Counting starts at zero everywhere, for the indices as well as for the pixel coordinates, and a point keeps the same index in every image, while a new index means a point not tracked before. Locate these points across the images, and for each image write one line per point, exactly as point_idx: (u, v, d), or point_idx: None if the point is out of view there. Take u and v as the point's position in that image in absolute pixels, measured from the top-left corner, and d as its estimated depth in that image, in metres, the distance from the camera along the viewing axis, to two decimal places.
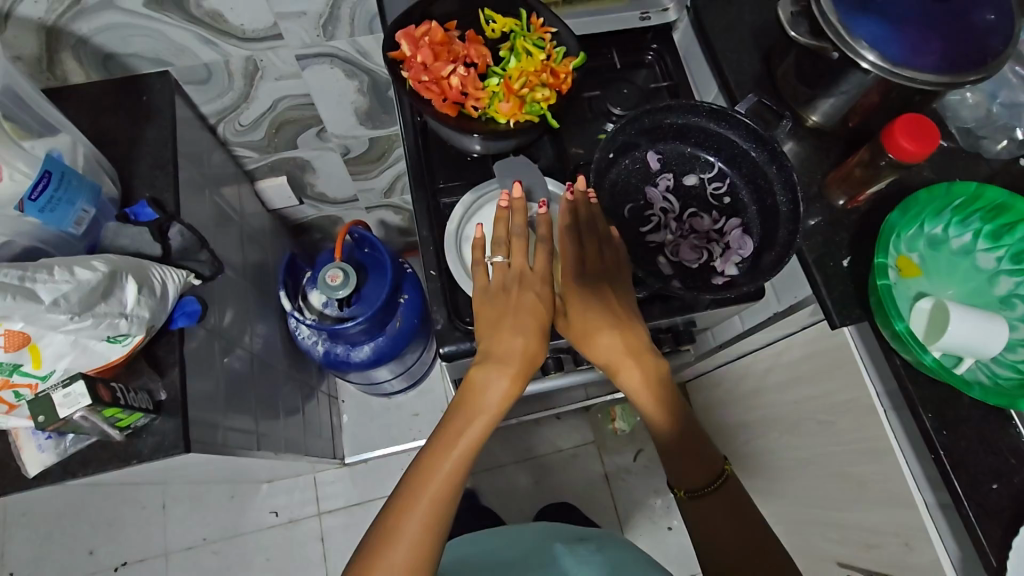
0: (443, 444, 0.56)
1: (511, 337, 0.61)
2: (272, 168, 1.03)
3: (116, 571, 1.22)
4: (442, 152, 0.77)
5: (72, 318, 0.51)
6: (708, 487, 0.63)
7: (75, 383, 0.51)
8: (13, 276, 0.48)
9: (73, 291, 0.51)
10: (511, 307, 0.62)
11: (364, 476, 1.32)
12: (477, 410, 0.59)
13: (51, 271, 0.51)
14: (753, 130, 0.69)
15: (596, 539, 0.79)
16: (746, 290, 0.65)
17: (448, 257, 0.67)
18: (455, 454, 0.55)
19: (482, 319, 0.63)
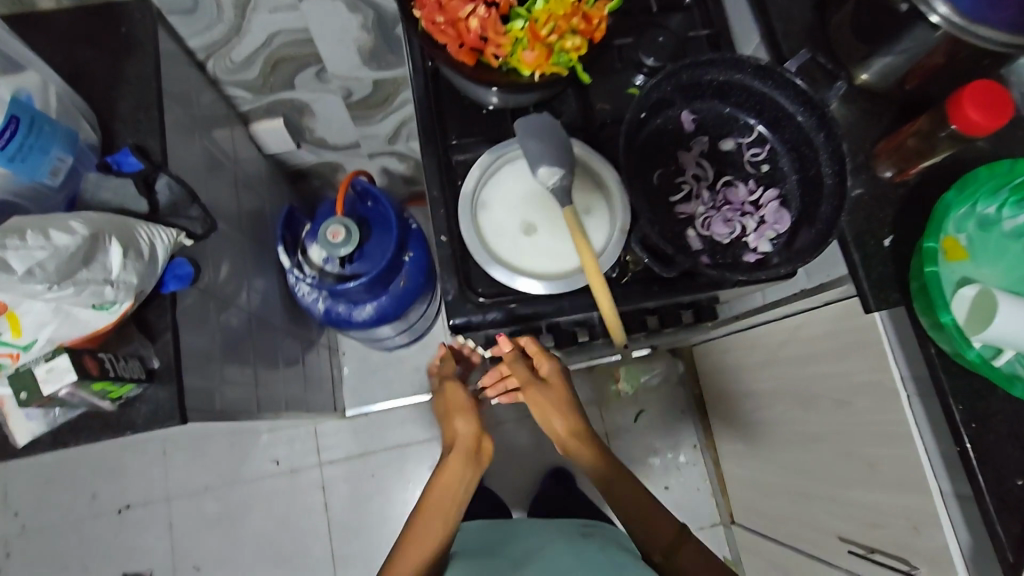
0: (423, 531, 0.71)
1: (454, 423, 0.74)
2: (268, 110, 0.95)
3: (121, 513, 1.25)
4: (455, 103, 0.70)
5: (51, 287, 0.46)
6: (677, 543, 0.70)
7: (58, 358, 0.48)
8: None
9: (49, 259, 0.46)
10: (460, 416, 0.74)
11: (364, 428, 1.32)
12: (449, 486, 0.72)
13: (22, 236, 0.45)
14: (802, 92, 0.62)
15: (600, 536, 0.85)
16: (781, 270, 0.60)
17: (461, 220, 0.58)
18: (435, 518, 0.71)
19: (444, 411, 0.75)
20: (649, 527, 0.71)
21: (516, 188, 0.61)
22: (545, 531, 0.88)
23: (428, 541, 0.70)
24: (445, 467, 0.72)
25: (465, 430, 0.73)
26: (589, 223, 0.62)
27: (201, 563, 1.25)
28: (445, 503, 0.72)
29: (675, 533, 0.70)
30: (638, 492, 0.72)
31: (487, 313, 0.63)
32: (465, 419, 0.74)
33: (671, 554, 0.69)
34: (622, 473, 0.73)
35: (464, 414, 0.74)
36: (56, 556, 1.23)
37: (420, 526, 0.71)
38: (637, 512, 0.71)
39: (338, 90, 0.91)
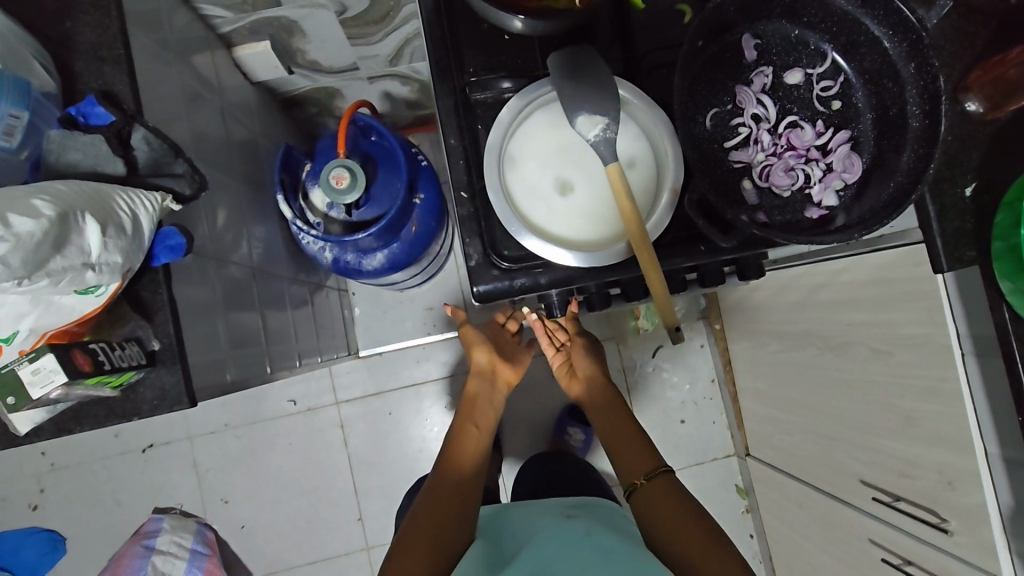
0: (450, 456, 0.77)
1: (479, 353, 0.84)
2: (252, 31, 0.83)
3: (144, 452, 1.27)
4: (471, 27, 0.59)
5: (21, 283, 0.40)
6: (659, 469, 0.72)
7: (44, 358, 0.45)
8: None
9: (13, 254, 0.38)
10: (480, 350, 0.85)
11: (379, 368, 1.31)
12: (473, 415, 0.81)
13: None
14: (895, 12, 0.51)
15: (597, 521, 0.74)
16: (850, 232, 0.53)
17: (486, 179, 0.50)
18: (461, 453, 0.78)
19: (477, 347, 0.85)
20: (630, 455, 0.75)
21: (550, 138, 0.52)
22: (541, 516, 0.79)
23: (457, 468, 0.76)
24: (471, 396, 0.83)
25: (484, 363, 0.84)
26: (632, 178, 0.54)
27: (228, 497, 1.29)
28: (472, 432, 0.80)
29: (656, 463, 0.72)
30: (628, 427, 0.77)
31: (514, 279, 0.57)
32: (485, 353, 0.85)
33: (650, 478, 0.71)
34: (620, 408, 0.80)
35: (484, 349, 0.85)
36: (87, 491, 1.27)
37: (449, 460, 0.77)
38: (624, 441, 0.76)
39: (331, 5, 0.79)
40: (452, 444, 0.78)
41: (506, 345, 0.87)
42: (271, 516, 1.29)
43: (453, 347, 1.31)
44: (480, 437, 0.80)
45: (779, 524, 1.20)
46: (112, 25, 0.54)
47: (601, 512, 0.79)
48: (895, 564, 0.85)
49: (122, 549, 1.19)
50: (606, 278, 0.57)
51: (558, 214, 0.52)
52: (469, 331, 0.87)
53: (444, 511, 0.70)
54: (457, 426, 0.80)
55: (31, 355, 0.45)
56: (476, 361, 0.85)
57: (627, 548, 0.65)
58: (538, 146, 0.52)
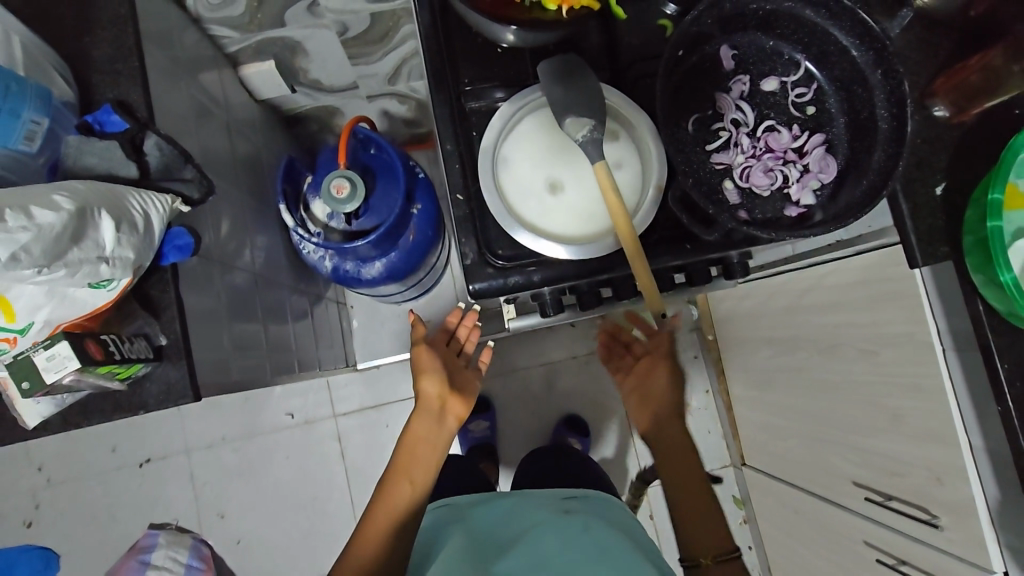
0: (380, 510, 0.67)
1: (427, 382, 0.72)
2: (257, 51, 0.87)
3: (142, 467, 1.28)
4: (467, 39, 0.62)
5: (40, 271, 0.42)
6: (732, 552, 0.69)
7: (59, 345, 0.46)
8: None
9: (34, 241, 0.40)
10: (429, 379, 0.73)
11: (377, 380, 1.32)
12: (410, 461, 0.70)
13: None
14: (861, 21, 0.54)
15: (593, 518, 0.74)
16: (826, 227, 0.56)
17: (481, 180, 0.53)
18: (391, 507, 0.67)
19: (424, 374, 0.73)
20: (699, 530, 0.70)
21: (543, 139, 0.55)
22: (530, 504, 0.80)
23: (383, 528, 0.65)
24: (412, 433, 0.71)
25: (431, 393, 0.72)
26: (620, 178, 0.57)
27: (225, 511, 1.28)
28: (408, 473, 0.69)
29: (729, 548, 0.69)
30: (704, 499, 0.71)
31: (508, 277, 0.60)
32: (434, 383, 0.72)
33: (719, 563, 0.68)
34: (688, 456, 0.73)
35: (432, 377, 0.73)
36: (83, 506, 1.26)
37: (378, 517, 0.66)
38: (694, 509, 0.71)
39: (332, 26, 0.83)
40: (386, 485, 0.69)
41: (455, 371, 0.75)
42: (268, 530, 1.29)
43: None
44: (416, 490, 0.69)
45: (777, 533, 1.20)
46: (128, 40, 0.57)
47: (596, 508, 0.79)
48: (890, 565, 0.86)
49: (117, 565, 1.18)
50: (596, 276, 0.59)
51: (549, 214, 0.54)
52: (423, 353, 0.75)
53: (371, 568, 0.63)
54: (395, 464, 0.70)
55: (45, 342, 0.47)
56: (423, 392, 0.73)
57: (624, 553, 0.65)
58: (530, 150, 0.55)
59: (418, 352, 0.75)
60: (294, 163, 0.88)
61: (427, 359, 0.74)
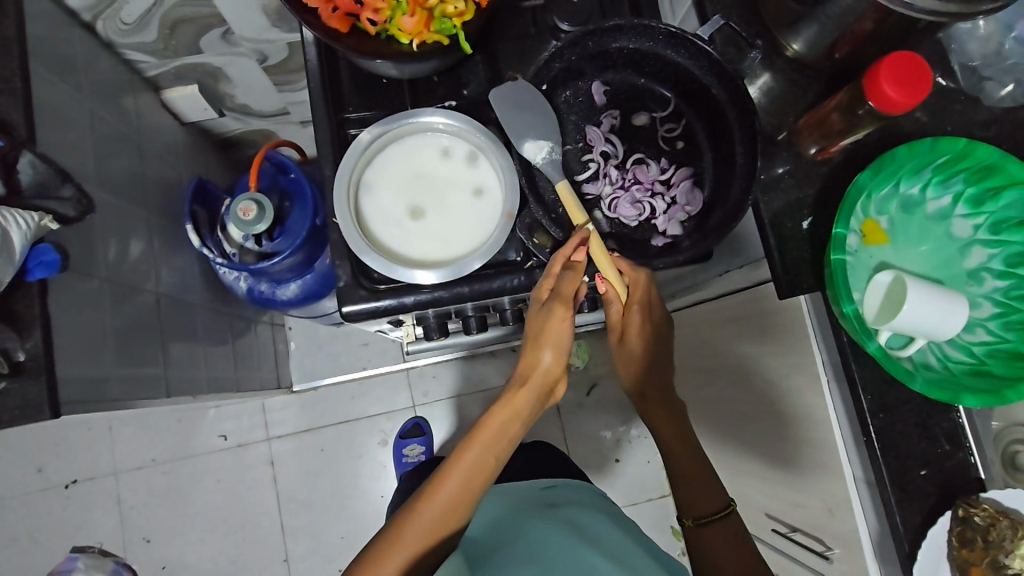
0: (461, 477, 0.54)
1: (545, 349, 0.57)
2: (178, 75, 0.89)
3: (67, 489, 1.26)
4: (352, 71, 0.65)
5: None
6: (717, 514, 0.64)
7: None
8: None
9: None
10: (554, 352, 0.57)
11: (313, 402, 1.32)
12: (508, 431, 0.57)
13: None
14: (714, 61, 0.57)
15: (580, 510, 0.77)
16: (685, 257, 0.58)
17: (334, 203, 0.54)
18: (470, 479, 0.54)
19: (539, 332, 0.57)
20: (695, 492, 0.65)
21: (401, 168, 0.56)
22: (520, 495, 0.81)
23: (455, 497, 0.54)
24: (513, 402, 0.57)
25: (550, 368, 0.58)
26: (480, 205, 0.56)
27: (151, 536, 1.26)
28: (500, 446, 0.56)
29: (718, 504, 0.64)
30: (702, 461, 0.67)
31: (381, 301, 0.59)
32: (554, 354, 0.57)
33: (700, 525, 0.64)
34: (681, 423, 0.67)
35: (558, 350, 0.57)
36: (4, 529, 1.23)
37: (452, 480, 0.54)
38: (695, 471, 0.66)
39: (251, 54, 0.87)
40: (459, 452, 0.55)
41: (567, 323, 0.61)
42: (195, 557, 1.26)
43: (388, 384, 1.33)
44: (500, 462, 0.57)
45: None
46: (12, 62, 0.59)
47: (576, 497, 0.83)
48: None
49: None
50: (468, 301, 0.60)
51: (409, 237, 0.55)
52: (558, 318, 0.56)
53: (430, 536, 0.52)
54: (478, 425, 0.57)
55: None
56: (540, 360, 0.57)
57: (623, 542, 0.72)
58: (389, 176, 0.56)
59: (555, 312, 0.56)
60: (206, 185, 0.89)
61: (551, 324, 0.56)
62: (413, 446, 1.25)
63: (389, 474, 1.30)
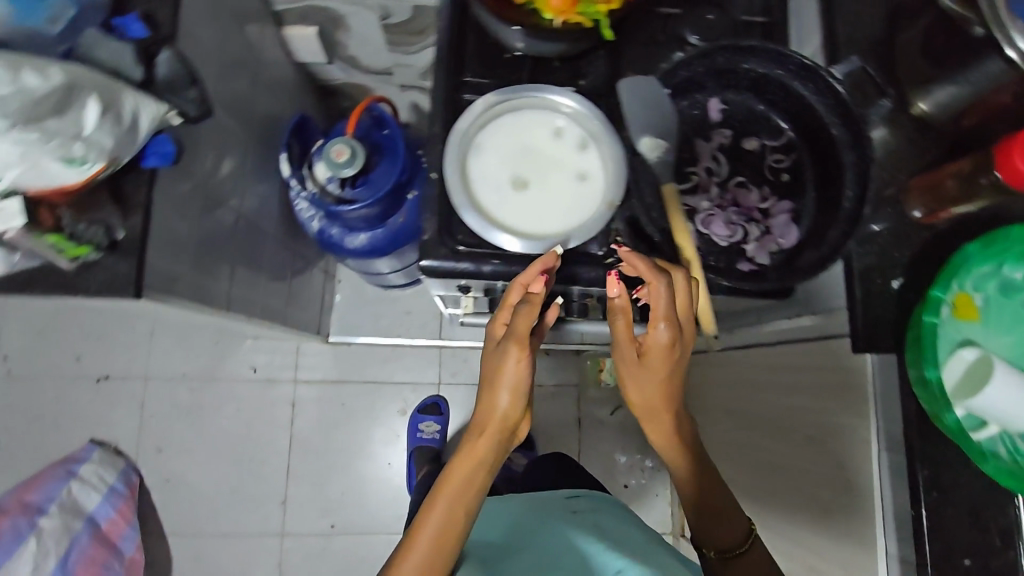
0: (427, 536, 0.54)
1: (498, 395, 0.53)
2: (303, 15, 0.93)
3: (99, 382, 1.31)
4: (479, 39, 0.67)
5: (14, 127, 0.46)
6: (741, 548, 0.61)
7: (10, 200, 0.50)
8: None
9: (13, 97, 0.45)
10: (508, 396, 0.53)
11: (345, 356, 1.34)
12: (468, 483, 0.55)
13: None
14: (840, 100, 0.57)
15: (604, 519, 0.77)
16: (768, 287, 0.56)
17: (446, 154, 0.55)
18: (438, 533, 0.54)
19: (491, 374, 0.53)
20: (715, 528, 0.62)
21: (513, 137, 0.57)
22: (539, 503, 0.81)
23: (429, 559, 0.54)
24: (470, 452, 0.55)
25: (507, 414, 0.53)
26: (580, 189, 0.56)
27: (164, 446, 1.29)
28: (465, 500, 0.55)
29: (743, 535, 0.61)
30: (722, 490, 0.63)
31: (460, 262, 0.60)
32: (509, 397, 0.53)
33: (723, 558, 0.62)
34: (698, 459, 0.62)
35: (515, 394, 0.53)
36: (33, 406, 1.29)
37: (420, 539, 0.54)
38: (714, 506, 0.62)
39: (376, 8, 0.90)
40: (430, 505, 0.55)
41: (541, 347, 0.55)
42: (200, 476, 1.29)
43: (420, 356, 1.35)
44: (469, 511, 0.55)
45: None
46: None
47: (598, 506, 0.81)
48: None
49: (44, 470, 1.17)
50: None
51: (505, 203, 0.56)
52: (515, 359, 0.52)
53: None
54: (440, 484, 0.55)
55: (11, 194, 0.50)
56: (495, 405, 0.53)
57: (646, 549, 0.70)
58: (499, 142, 0.57)
59: (511, 352, 0.52)
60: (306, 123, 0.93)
61: (503, 363, 0.52)
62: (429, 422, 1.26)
63: (400, 443, 1.31)
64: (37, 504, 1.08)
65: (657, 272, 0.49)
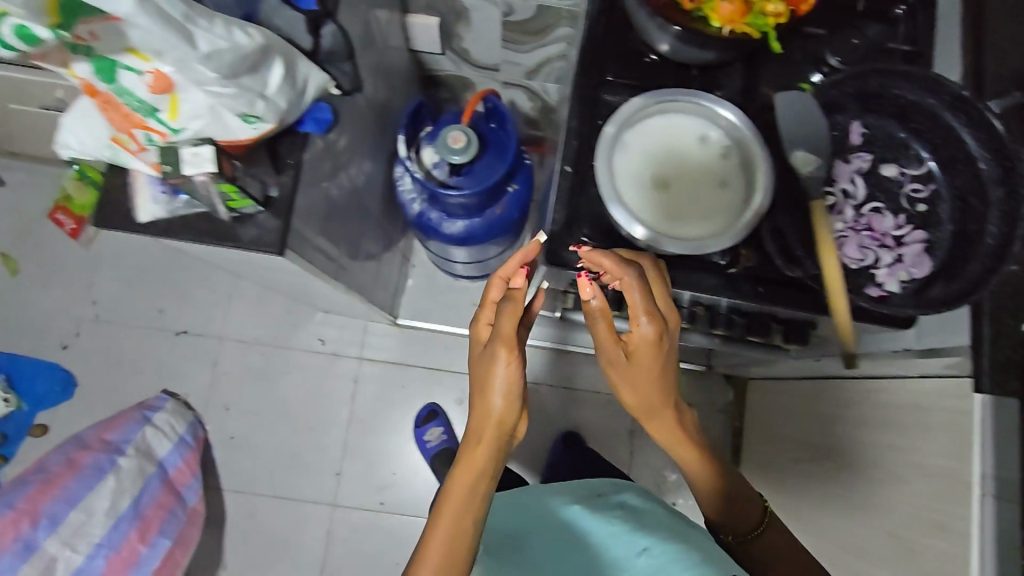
0: (445, 533, 0.58)
1: (492, 398, 0.58)
2: (429, 5, 0.96)
3: (177, 336, 1.37)
4: (619, 42, 0.68)
5: (218, 80, 0.48)
6: (755, 530, 0.70)
7: (205, 146, 0.54)
8: (178, 10, 0.43)
9: (229, 53, 0.47)
10: (501, 396, 0.58)
11: (410, 340, 1.37)
12: (475, 479, 0.59)
13: (212, 20, 0.46)
14: (996, 135, 0.55)
15: (628, 500, 0.77)
16: (899, 312, 0.55)
17: (596, 150, 0.55)
18: (457, 528, 0.58)
19: (481, 377, 0.58)
20: (727, 512, 0.70)
21: (657, 138, 0.58)
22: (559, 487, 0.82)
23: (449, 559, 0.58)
24: (471, 456, 0.59)
25: (503, 415, 0.58)
26: (720, 195, 0.57)
27: (230, 405, 1.34)
28: (475, 498, 0.59)
29: (755, 519, 0.70)
30: (725, 476, 0.71)
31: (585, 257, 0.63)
32: (502, 397, 0.58)
33: (742, 540, 0.70)
34: (700, 449, 0.68)
35: (509, 395, 0.58)
36: (115, 351, 1.35)
37: (439, 537, 0.58)
38: (719, 494, 0.71)
39: (501, 4, 0.92)
40: (441, 510, 0.59)
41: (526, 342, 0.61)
42: (261, 438, 1.33)
43: None
44: (480, 506, 0.59)
45: None
46: None
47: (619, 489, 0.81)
48: None
49: (120, 412, 1.22)
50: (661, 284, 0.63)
51: (647, 202, 0.56)
52: (506, 361, 0.57)
53: None
54: (447, 487, 0.60)
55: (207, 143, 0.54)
56: (490, 407, 0.58)
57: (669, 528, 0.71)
58: (644, 142, 0.58)
59: (500, 355, 0.57)
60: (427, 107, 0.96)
61: (494, 365, 0.57)
62: (434, 428, 1.30)
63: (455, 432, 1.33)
64: (117, 444, 1.11)
65: (624, 264, 0.53)
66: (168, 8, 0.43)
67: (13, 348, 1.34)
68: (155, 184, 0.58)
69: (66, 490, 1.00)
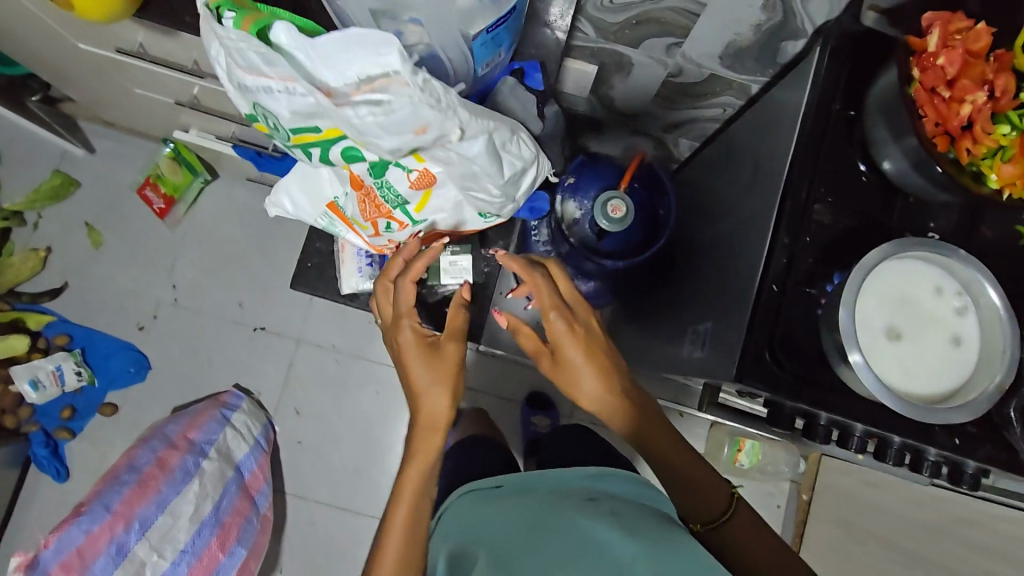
0: (391, 526, 0.68)
1: (428, 387, 0.72)
2: (592, 55, 0.91)
3: (253, 332, 1.35)
4: (835, 155, 0.65)
5: (495, 192, 0.69)
6: (724, 515, 0.73)
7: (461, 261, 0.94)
8: (502, 138, 0.63)
9: (518, 167, 0.68)
10: (436, 384, 0.71)
11: (487, 367, 1.35)
12: (420, 474, 0.71)
13: (515, 144, 0.66)
14: None
15: (624, 507, 0.67)
16: None
17: (846, 297, 0.53)
18: (400, 519, 0.69)
19: (416, 372, 0.72)
20: (687, 496, 0.75)
21: (898, 285, 0.56)
22: (551, 490, 0.72)
23: (402, 549, 0.67)
24: (419, 448, 0.72)
25: (439, 398, 0.71)
26: (955, 356, 0.55)
27: (301, 408, 1.33)
28: (417, 489, 0.71)
29: (720, 501, 0.73)
30: (672, 441, 0.76)
31: (780, 383, 0.61)
32: (438, 385, 0.71)
33: (709, 528, 0.73)
34: (645, 425, 0.76)
35: (443, 380, 0.72)
36: (190, 339, 1.33)
37: (391, 536, 0.68)
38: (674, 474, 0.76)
39: (671, 67, 0.88)
40: (393, 504, 0.70)
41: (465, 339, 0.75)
42: (327, 446, 1.32)
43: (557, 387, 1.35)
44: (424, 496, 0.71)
45: None
46: None
47: (620, 491, 0.72)
48: None
49: (197, 406, 1.20)
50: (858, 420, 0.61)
51: (883, 353, 0.55)
52: (447, 353, 0.73)
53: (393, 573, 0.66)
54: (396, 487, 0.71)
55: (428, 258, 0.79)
56: (426, 399, 0.71)
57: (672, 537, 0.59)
58: (883, 288, 0.56)
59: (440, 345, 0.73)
60: (586, 165, 0.93)
61: (425, 361, 0.72)
62: None
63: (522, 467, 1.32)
64: (200, 445, 1.10)
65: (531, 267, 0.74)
66: (500, 137, 0.63)
67: (91, 322, 1.32)
68: (366, 264, 0.91)
69: (159, 493, 1.01)
